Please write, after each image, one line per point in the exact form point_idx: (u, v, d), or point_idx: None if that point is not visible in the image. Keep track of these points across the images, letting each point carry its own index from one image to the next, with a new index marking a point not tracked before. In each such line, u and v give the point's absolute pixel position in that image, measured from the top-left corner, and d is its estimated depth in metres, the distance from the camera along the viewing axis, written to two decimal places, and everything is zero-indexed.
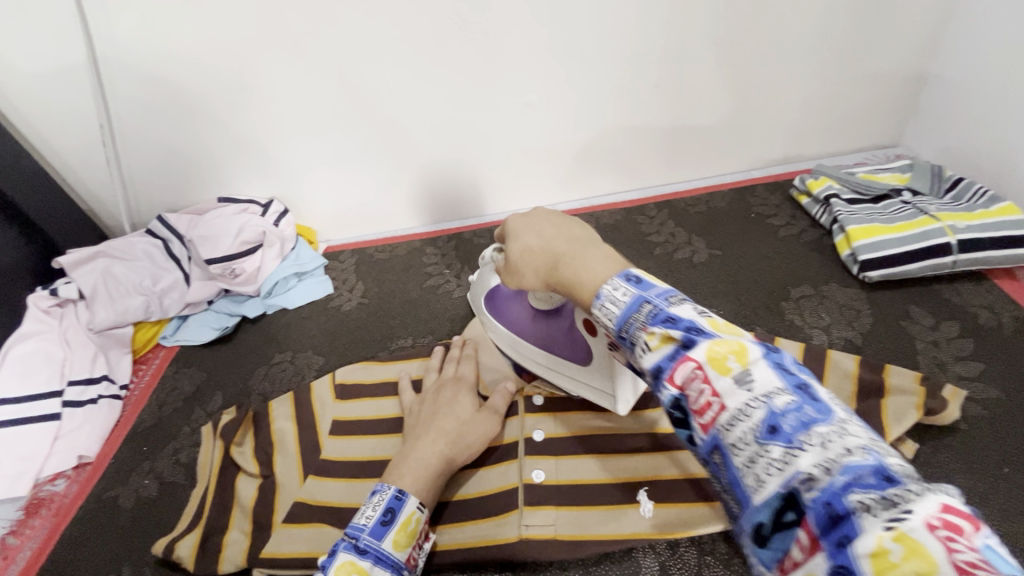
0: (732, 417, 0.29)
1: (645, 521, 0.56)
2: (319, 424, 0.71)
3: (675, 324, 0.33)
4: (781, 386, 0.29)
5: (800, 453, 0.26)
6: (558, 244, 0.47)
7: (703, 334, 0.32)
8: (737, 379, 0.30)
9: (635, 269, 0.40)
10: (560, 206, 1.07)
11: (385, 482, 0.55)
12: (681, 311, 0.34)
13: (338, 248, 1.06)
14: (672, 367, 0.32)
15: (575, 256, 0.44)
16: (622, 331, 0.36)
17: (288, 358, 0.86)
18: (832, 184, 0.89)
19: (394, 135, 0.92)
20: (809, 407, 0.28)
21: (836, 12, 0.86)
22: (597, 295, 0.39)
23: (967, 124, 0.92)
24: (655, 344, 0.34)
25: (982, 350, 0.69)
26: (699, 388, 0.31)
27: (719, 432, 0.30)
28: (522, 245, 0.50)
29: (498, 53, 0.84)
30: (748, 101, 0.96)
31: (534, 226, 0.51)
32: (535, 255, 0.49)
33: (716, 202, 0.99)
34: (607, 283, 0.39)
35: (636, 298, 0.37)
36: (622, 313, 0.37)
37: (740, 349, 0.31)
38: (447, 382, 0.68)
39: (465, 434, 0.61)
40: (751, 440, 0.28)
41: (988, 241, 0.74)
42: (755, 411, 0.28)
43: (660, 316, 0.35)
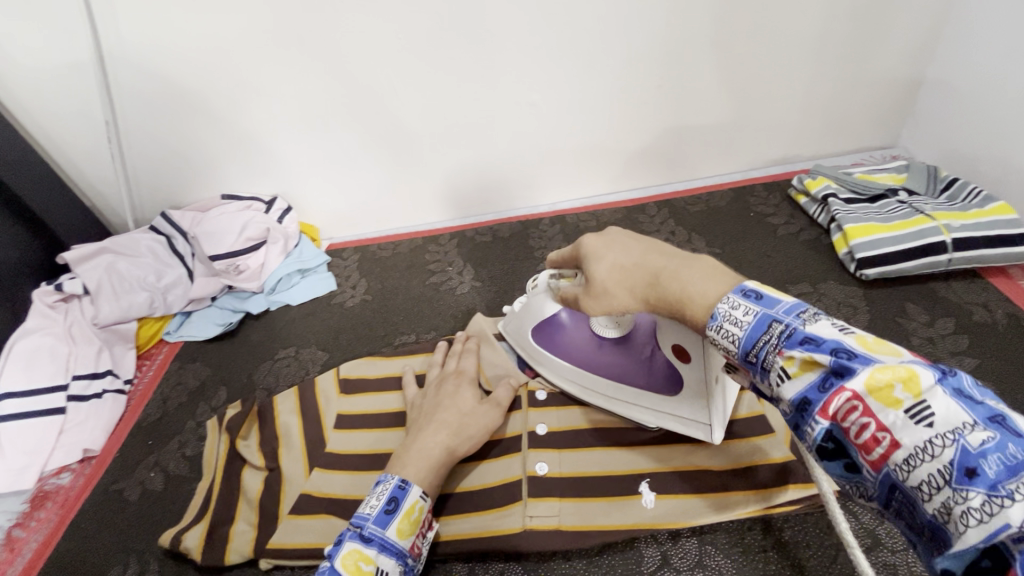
0: (910, 456, 0.29)
1: (647, 512, 0.57)
2: (324, 418, 0.72)
3: (816, 347, 0.34)
4: (970, 420, 0.29)
5: (1005, 500, 0.26)
6: (652, 261, 0.45)
7: (857, 358, 0.32)
8: (910, 413, 0.30)
9: (749, 282, 0.39)
10: (562, 205, 1.08)
11: (389, 472, 0.56)
12: (821, 329, 0.34)
13: (340, 246, 1.06)
14: (822, 397, 0.33)
15: (677, 270, 0.42)
16: (751, 354, 0.37)
17: (292, 354, 0.86)
18: (829, 184, 0.91)
19: (397, 133, 0.93)
20: (1010, 445, 0.28)
21: (832, 14, 0.88)
22: (711, 315, 0.38)
23: (962, 125, 0.93)
24: (795, 371, 0.34)
25: (977, 346, 0.70)
26: (861, 421, 0.31)
27: (894, 469, 0.30)
28: (610, 264, 0.48)
29: (500, 52, 0.85)
30: (747, 102, 0.97)
31: (617, 244, 0.49)
32: (629, 275, 0.46)
33: (715, 201, 1.00)
34: (722, 300, 0.38)
35: (762, 316, 0.36)
36: (747, 333, 0.36)
37: (909, 376, 0.31)
38: (449, 375, 0.69)
39: (466, 426, 0.62)
40: (942, 483, 0.28)
41: (982, 239, 0.76)
42: (944, 452, 0.28)
43: (795, 337, 0.35)
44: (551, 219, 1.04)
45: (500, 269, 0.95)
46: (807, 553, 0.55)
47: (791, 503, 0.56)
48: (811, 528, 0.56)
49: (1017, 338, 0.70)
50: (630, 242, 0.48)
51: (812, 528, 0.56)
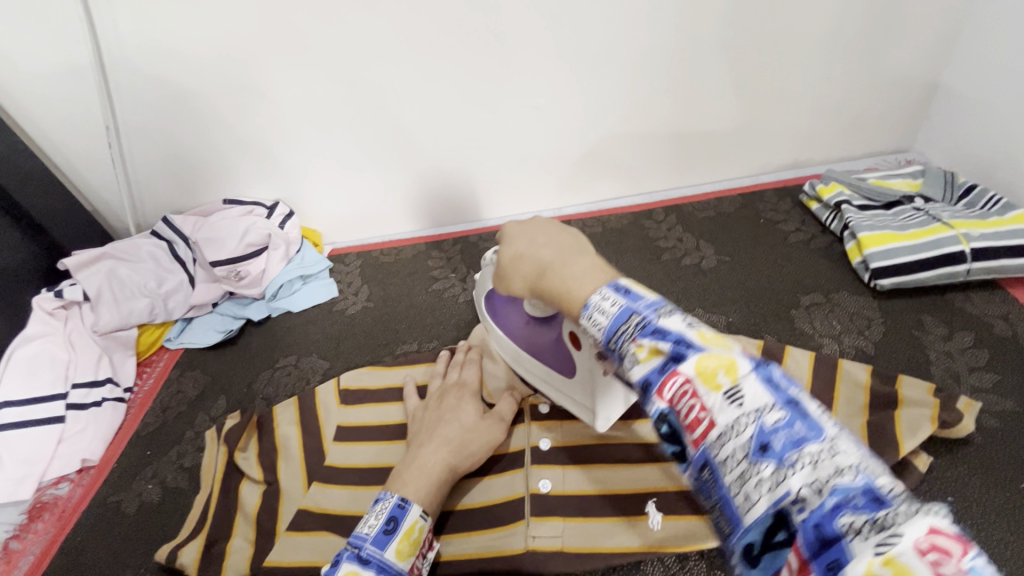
0: (722, 435, 0.29)
1: (653, 534, 0.56)
2: (323, 430, 0.71)
3: (663, 336, 0.33)
4: (771, 402, 0.29)
5: (790, 471, 0.27)
6: (550, 254, 0.45)
7: (693, 346, 0.32)
8: (728, 395, 0.30)
9: (624, 279, 0.38)
10: (567, 210, 1.06)
11: (389, 490, 0.55)
12: (669, 321, 0.33)
13: (343, 251, 1.05)
14: (660, 380, 0.32)
15: (560, 265, 0.42)
16: (611, 342, 0.35)
17: (292, 362, 0.85)
18: (843, 190, 0.88)
19: (400, 137, 0.92)
20: (799, 424, 0.28)
21: (847, 16, 0.85)
22: (585, 306, 0.37)
23: (980, 130, 0.90)
24: (643, 356, 0.33)
25: (997, 361, 0.68)
26: (688, 403, 0.31)
27: (709, 449, 0.30)
28: (514, 251, 0.48)
29: (505, 56, 0.84)
30: (758, 105, 0.94)
31: (525, 229, 0.50)
32: (524, 264, 0.47)
33: (724, 207, 0.97)
34: (595, 292, 0.37)
35: (624, 308, 0.35)
36: (610, 325, 0.35)
37: (730, 363, 0.31)
38: (451, 388, 0.67)
39: (468, 441, 0.60)
40: (743, 460, 0.28)
41: (1002, 249, 0.73)
42: (746, 429, 0.29)
43: (649, 327, 0.33)
44: None
45: None
46: None
47: None
48: None
49: None
50: (535, 232, 0.49)
51: None
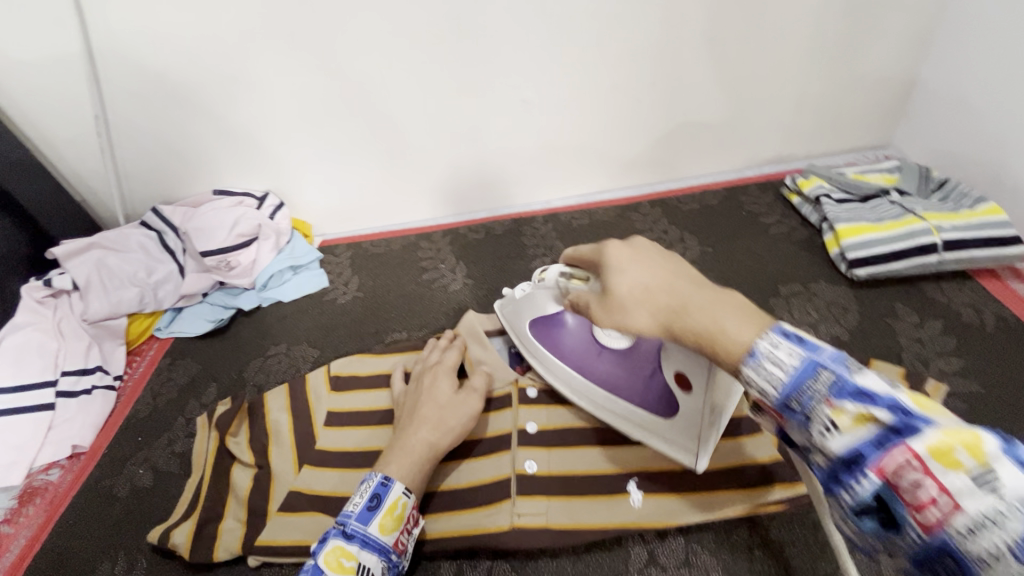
0: (971, 522, 0.29)
1: (635, 511, 0.58)
2: (314, 415, 0.72)
3: (872, 402, 0.33)
4: None
5: None
6: (677, 287, 0.42)
7: (919, 420, 0.32)
8: (975, 478, 0.30)
9: (787, 324, 0.38)
10: (555, 202, 1.07)
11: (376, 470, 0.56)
12: (867, 381, 0.34)
13: (333, 242, 1.06)
14: (879, 454, 0.32)
15: (707, 303, 0.40)
16: (792, 400, 0.35)
17: (283, 351, 0.86)
18: (822, 184, 0.91)
19: (390, 129, 0.93)
20: None
21: (826, 16, 0.88)
22: (751, 353, 0.36)
23: (954, 127, 0.94)
24: (847, 424, 0.33)
25: (965, 346, 0.71)
26: (916, 481, 0.31)
27: (948, 533, 0.30)
28: (630, 282, 0.44)
29: (493, 50, 0.85)
30: (741, 101, 0.97)
31: (644, 252, 0.46)
32: (650, 293, 0.43)
33: (708, 200, 1.00)
34: (762, 339, 0.36)
35: (807, 361, 0.35)
36: (790, 379, 0.35)
37: (969, 440, 0.31)
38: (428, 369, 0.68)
39: (444, 418, 0.61)
40: (1003, 552, 0.28)
41: (971, 241, 0.76)
42: (1009, 522, 0.28)
43: (847, 388, 0.34)
44: (545, 217, 1.04)
45: (493, 267, 0.95)
46: (791, 550, 0.56)
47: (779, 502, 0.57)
48: (797, 527, 0.57)
49: (1003, 340, 0.71)
50: (656, 258, 0.45)
51: (797, 527, 0.57)
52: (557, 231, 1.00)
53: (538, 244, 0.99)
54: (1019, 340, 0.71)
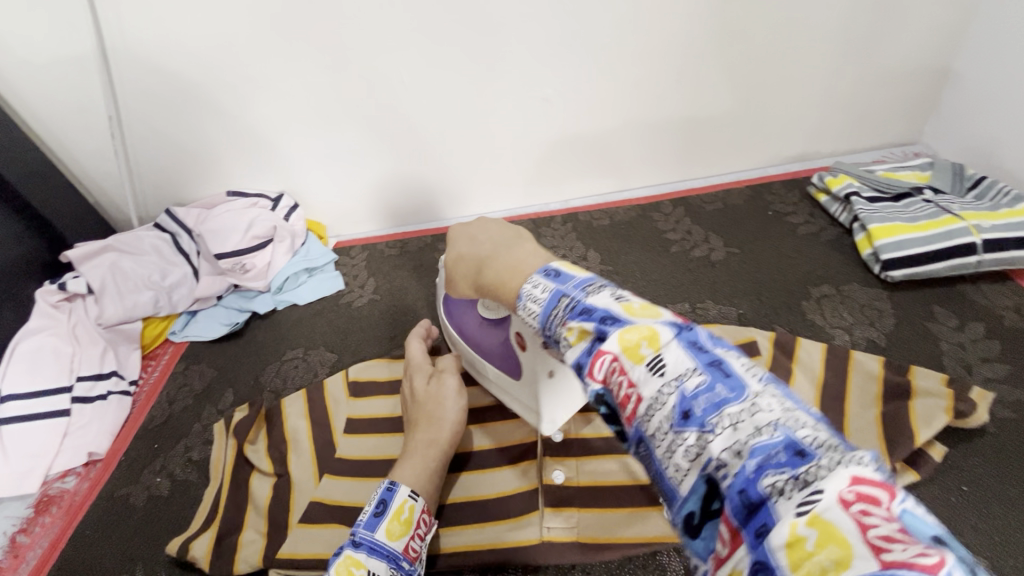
0: (649, 407, 0.30)
1: (670, 524, 0.55)
2: (334, 423, 0.71)
3: (589, 317, 0.35)
4: (692, 368, 0.30)
5: (712, 436, 0.28)
6: (485, 252, 0.49)
7: (617, 322, 0.33)
8: (651, 366, 0.31)
9: (556, 263, 0.41)
10: (574, 202, 1.05)
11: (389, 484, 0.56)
12: (597, 299, 0.36)
13: (348, 244, 1.04)
14: (588, 361, 0.33)
15: (498, 259, 0.47)
16: (546, 329, 0.37)
17: (300, 355, 0.85)
18: (852, 182, 0.88)
19: (406, 127, 0.91)
20: (720, 386, 0.29)
21: (855, 6, 0.85)
22: (519, 296, 0.40)
23: (989, 122, 0.90)
24: (574, 339, 0.35)
25: (1010, 352, 0.68)
26: (618, 379, 0.32)
27: (643, 422, 0.31)
28: (455, 250, 0.53)
29: (512, 46, 0.83)
30: (767, 93, 0.94)
31: (476, 228, 0.54)
32: (467, 263, 0.51)
33: (733, 199, 0.97)
34: (528, 283, 0.40)
35: (554, 293, 0.38)
36: (543, 311, 0.38)
37: (652, 333, 0.32)
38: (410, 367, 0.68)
39: (439, 417, 0.61)
40: (668, 428, 0.29)
41: (1013, 241, 0.73)
42: (669, 399, 0.30)
43: (578, 309, 0.36)
44: (564, 217, 1.01)
45: None
46: None
47: None
48: None
49: None
50: (478, 232, 0.52)
51: None
52: (576, 231, 0.97)
53: (558, 244, 0.95)
54: None
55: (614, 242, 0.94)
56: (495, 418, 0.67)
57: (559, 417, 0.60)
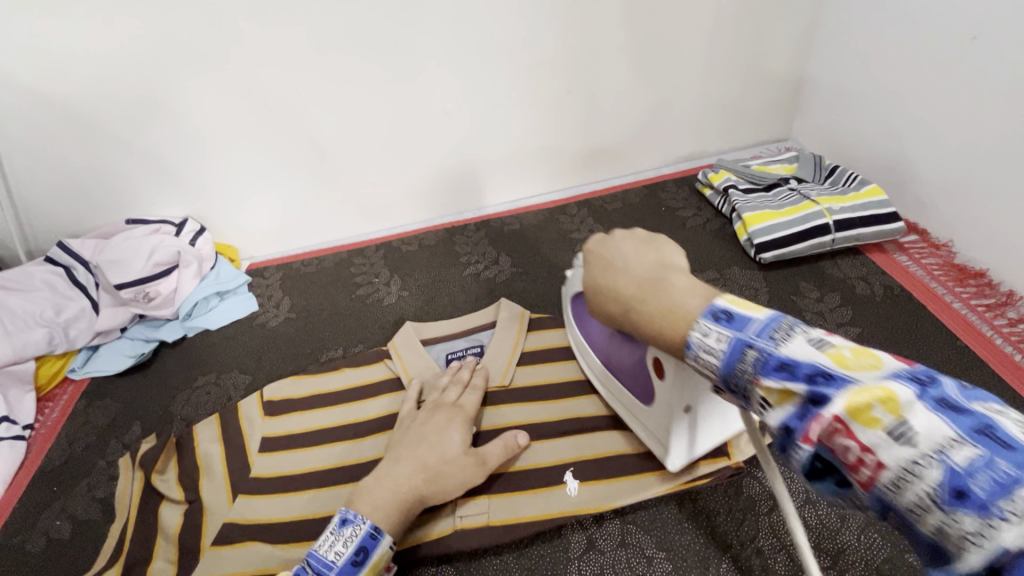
0: (898, 478, 0.30)
1: (570, 499, 0.60)
2: (247, 443, 0.71)
3: (792, 374, 0.35)
4: (954, 437, 0.29)
5: (1000, 523, 0.26)
6: (632, 282, 0.51)
7: (834, 383, 0.33)
8: (891, 433, 0.30)
9: (721, 301, 0.42)
10: (487, 210, 1.09)
11: (354, 510, 0.54)
12: (794, 351, 0.35)
13: (261, 264, 1.03)
14: (804, 424, 0.33)
15: (646, 297, 0.48)
16: (731, 379, 0.39)
17: (212, 380, 0.83)
18: (730, 177, 0.98)
19: (313, 144, 0.92)
20: (999, 460, 0.27)
21: (717, 20, 0.95)
22: (688, 344, 0.42)
23: (834, 120, 1.03)
24: (777, 398, 0.35)
25: (858, 316, 0.78)
26: (844, 444, 0.32)
27: (887, 492, 0.31)
28: (594, 281, 0.57)
29: (409, 63, 0.87)
30: (653, 100, 1.02)
31: (614, 253, 0.57)
32: (609, 295, 0.54)
33: (630, 199, 1.05)
34: (694, 329, 0.42)
35: (735, 341, 0.39)
36: (724, 361, 0.39)
37: (886, 394, 0.31)
38: (445, 405, 0.65)
39: (444, 475, 0.58)
40: (935, 507, 0.29)
41: (858, 220, 0.84)
42: (929, 472, 0.29)
43: (772, 363, 0.36)
44: (477, 224, 1.04)
45: (427, 277, 0.95)
46: (716, 521, 0.58)
47: (704, 478, 0.60)
48: (720, 498, 0.59)
49: (890, 306, 0.79)
50: (618, 259, 0.55)
51: (720, 497, 0.59)
52: (488, 238, 1.01)
53: (471, 251, 0.99)
54: (904, 306, 0.79)
55: (523, 246, 0.98)
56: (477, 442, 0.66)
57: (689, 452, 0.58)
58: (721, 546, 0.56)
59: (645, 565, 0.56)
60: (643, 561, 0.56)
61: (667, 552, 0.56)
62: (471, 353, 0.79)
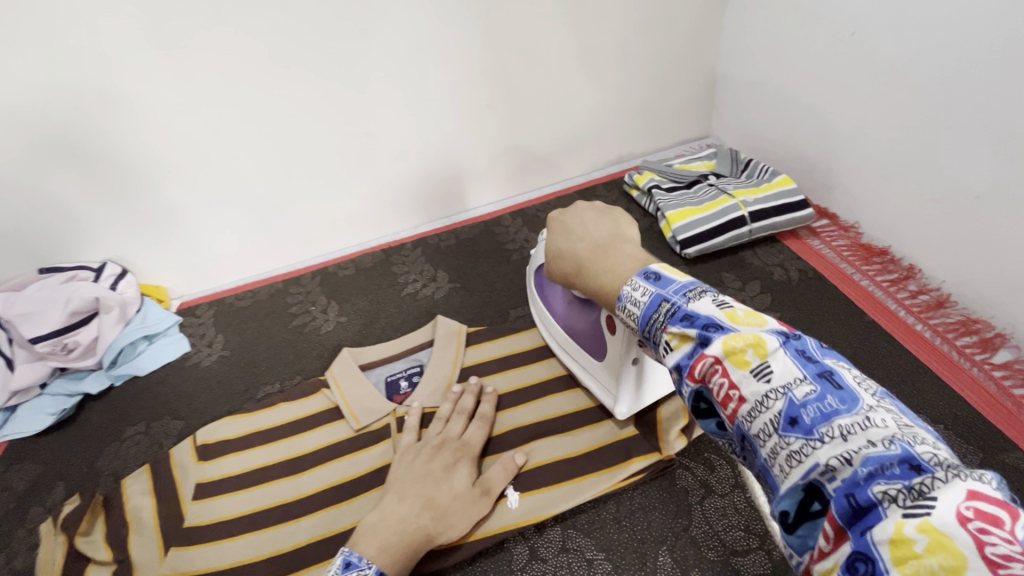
0: (752, 409, 0.34)
1: (512, 512, 0.60)
2: (180, 491, 0.68)
3: (692, 323, 0.38)
4: (800, 377, 0.33)
5: (818, 444, 0.31)
6: (584, 249, 0.53)
7: (720, 330, 0.37)
8: (754, 371, 0.34)
9: (655, 265, 0.45)
10: (423, 227, 1.08)
11: (358, 554, 0.51)
12: (699, 306, 0.39)
13: (193, 302, 0.99)
14: (690, 363, 0.37)
15: (596, 260, 0.51)
16: (646, 332, 0.42)
17: (142, 429, 0.80)
18: (653, 177, 1.01)
19: (235, 176, 0.90)
20: (829, 397, 0.32)
21: (628, 27, 0.99)
22: (619, 298, 0.45)
23: (747, 115, 1.08)
24: (676, 343, 0.39)
25: (776, 302, 0.84)
26: (718, 380, 0.35)
27: (743, 423, 0.34)
28: (555, 246, 0.58)
29: (327, 87, 0.86)
30: (575, 107, 1.05)
31: (574, 221, 0.57)
32: (565, 258, 0.56)
33: (562, 205, 1.07)
34: (626, 284, 0.45)
35: (655, 296, 0.42)
36: (643, 313, 0.42)
37: (756, 340, 0.35)
38: (452, 441, 0.64)
39: (451, 514, 0.57)
40: (773, 432, 0.32)
41: (771, 210, 0.89)
42: (775, 404, 0.33)
43: (679, 314, 0.39)
44: (414, 242, 1.04)
45: (365, 300, 0.94)
46: (651, 515, 0.59)
47: (636, 475, 0.62)
48: (654, 493, 0.61)
49: (805, 290, 0.85)
50: (576, 226, 0.56)
51: (654, 493, 0.61)
52: (425, 255, 1.01)
53: (408, 270, 0.98)
54: (818, 288, 0.85)
55: (461, 260, 0.99)
56: None
57: (632, 402, 0.63)
58: (659, 539, 0.58)
59: (586, 568, 0.57)
60: (584, 563, 0.57)
61: (606, 552, 0.57)
62: (411, 374, 0.79)
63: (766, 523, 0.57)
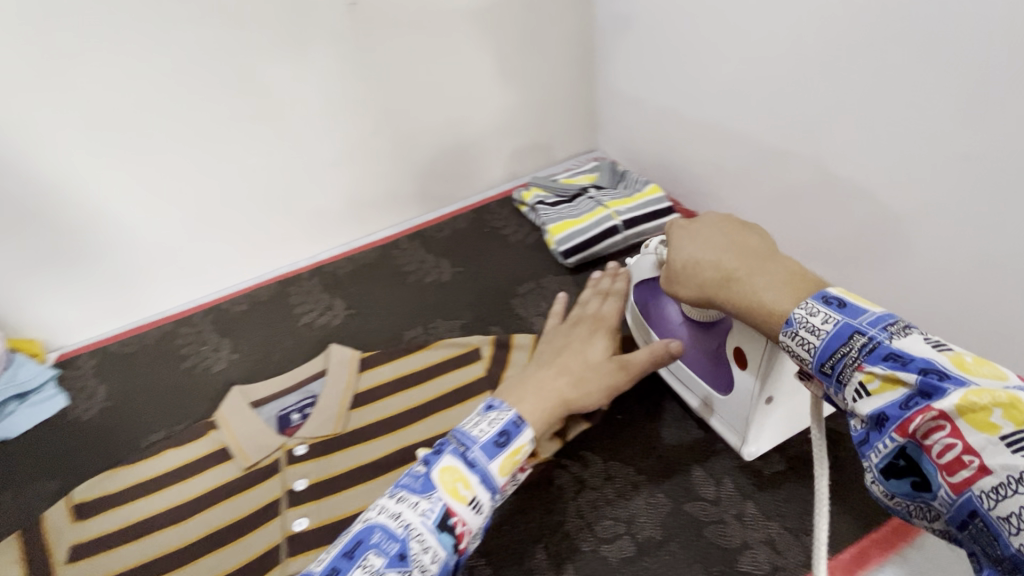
0: (998, 486, 0.31)
1: None
2: (52, 554, 0.65)
3: (902, 366, 0.36)
4: None
5: None
6: (729, 262, 0.49)
7: (948, 379, 0.35)
8: (1005, 438, 0.32)
9: (832, 289, 0.42)
10: (322, 255, 1.07)
11: (498, 401, 0.54)
12: (910, 346, 0.37)
13: (73, 353, 0.94)
14: (905, 414, 0.36)
15: (748, 275, 0.47)
16: (826, 365, 0.40)
17: (13, 495, 0.76)
18: (540, 193, 1.07)
19: (112, 216, 0.89)
20: None
21: (506, 54, 1.02)
22: (788, 321, 0.42)
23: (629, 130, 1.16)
24: (876, 386, 0.37)
25: None
26: (944, 442, 0.34)
27: (976, 498, 0.33)
28: (686, 256, 0.53)
29: (202, 123, 0.87)
30: (467, 131, 1.07)
31: (702, 233, 0.54)
32: (699, 271, 0.51)
33: (459, 225, 1.09)
34: (800, 307, 0.42)
35: (843, 325, 0.39)
36: (824, 345, 0.40)
37: (1007, 399, 0.32)
38: (588, 319, 0.67)
39: (586, 377, 0.59)
40: None
41: (640, 217, 0.96)
42: None
43: (882, 352, 0.37)
44: (311, 272, 1.04)
45: (257, 336, 0.93)
46: (529, 516, 0.63)
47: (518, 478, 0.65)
48: (533, 495, 0.65)
49: None
50: (711, 239, 0.52)
51: (534, 495, 0.65)
52: (323, 284, 1.01)
53: (305, 301, 0.98)
54: None
55: (358, 287, 1.00)
56: (330, 489, 0.67)
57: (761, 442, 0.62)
58: (536, 538, 0.61)
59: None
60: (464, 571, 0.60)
61: (487, 558, 0.61)
62: (303, 407, 0.78)
63: (631, 509, 0.62)
